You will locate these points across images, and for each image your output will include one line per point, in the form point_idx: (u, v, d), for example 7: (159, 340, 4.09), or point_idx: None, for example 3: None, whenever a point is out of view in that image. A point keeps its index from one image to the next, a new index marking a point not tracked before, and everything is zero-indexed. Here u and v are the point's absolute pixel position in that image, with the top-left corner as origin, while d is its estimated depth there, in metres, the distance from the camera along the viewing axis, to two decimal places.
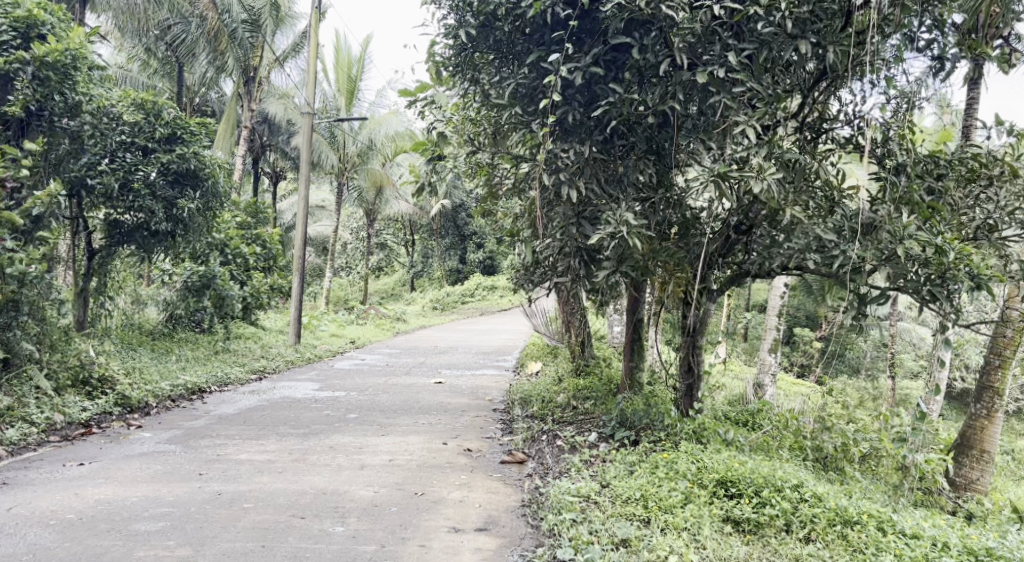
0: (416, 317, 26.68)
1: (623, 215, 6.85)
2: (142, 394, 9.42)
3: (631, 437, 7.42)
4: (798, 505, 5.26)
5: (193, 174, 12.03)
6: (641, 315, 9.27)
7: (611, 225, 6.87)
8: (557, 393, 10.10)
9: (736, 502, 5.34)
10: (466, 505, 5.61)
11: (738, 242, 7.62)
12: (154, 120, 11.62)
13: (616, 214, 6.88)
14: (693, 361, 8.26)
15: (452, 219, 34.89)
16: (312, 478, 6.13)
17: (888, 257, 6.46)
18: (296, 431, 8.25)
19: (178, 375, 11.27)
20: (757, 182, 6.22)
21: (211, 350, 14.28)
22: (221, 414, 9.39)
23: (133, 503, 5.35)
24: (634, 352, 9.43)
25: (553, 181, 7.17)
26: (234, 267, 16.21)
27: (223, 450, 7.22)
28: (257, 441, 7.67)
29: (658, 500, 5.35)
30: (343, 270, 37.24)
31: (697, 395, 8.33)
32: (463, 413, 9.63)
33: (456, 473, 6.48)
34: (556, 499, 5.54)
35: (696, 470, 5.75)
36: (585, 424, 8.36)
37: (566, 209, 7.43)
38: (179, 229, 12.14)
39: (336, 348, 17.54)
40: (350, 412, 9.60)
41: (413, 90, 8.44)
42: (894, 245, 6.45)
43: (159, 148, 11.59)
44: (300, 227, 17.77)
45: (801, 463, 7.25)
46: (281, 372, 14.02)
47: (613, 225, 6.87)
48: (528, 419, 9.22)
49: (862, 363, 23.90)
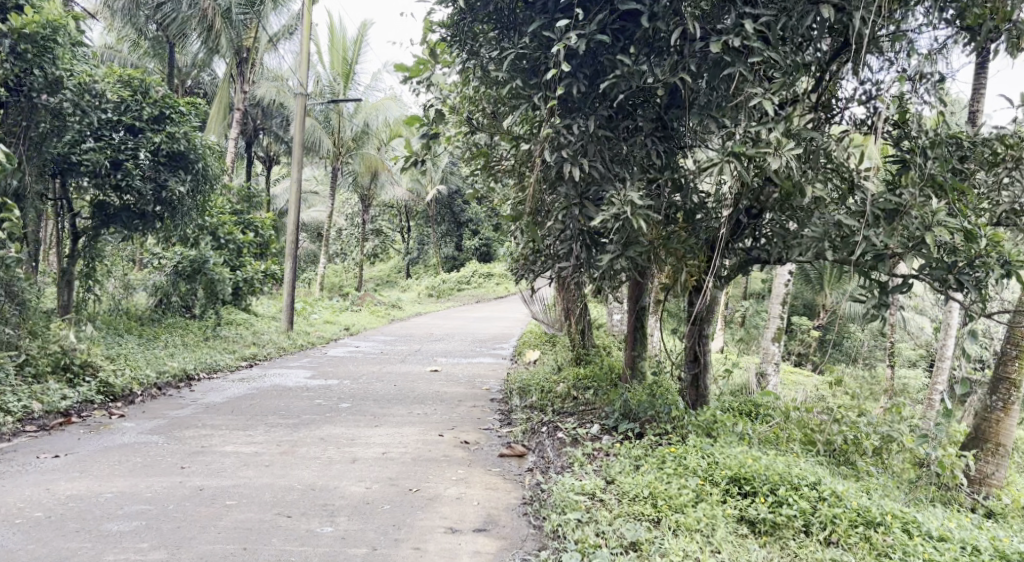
0: (411, 303, 26.34)
1: (628, 195, 6.57)
2: (126, 382, 9.07)
3: (635, 430, 7.12)
4: (817, 505, 4.92)
5: (182, 156, 11.61)
6: (644, 303, 8.97)
7: (614, 206, 6.56)
8: (557, 383, 9.78)
9: (750, 501, 5.01)
10: (463, 503, 5.29)
11: (748, 227, 7.38)
12: (141, 98, 11.21)
13: (621, 193, 6.58)
14: (699, 351, 7.98)
15: (448, 206, 34.48)
16: (300, 472, 5.81)
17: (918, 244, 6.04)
18: (286, 422, 7.92)
19: (166, 362, 10.92)
20: (774, 159, 5.96)
21: (201, 336, 13.93)
22: (210, 403, 9.06)
23: (107, 500, 5.02)
24: (637, 340, 9.09)
25: (554, 159, 6.84)
26: (226, 252, 15.86)
27: (208, 441, 6.88)
28: (244, 432, 7.34)
29: (667, 499, 5.03)
30: (338, 257, 36.89)
31: (704, 386, 8.08)
32: (460, 403, 9.31)
33: (453, 467, 6.15)
34: (560, 496, 5.21)
35: (707, 466, 5.44)
36: (586, 415, 8.07)
37: (569, 189, 7.02)
38: (168, 211, 11.75)
39: (330, 334, 17.21)
40: (342, 402, 9.28)
41: (409, 68, 8.06)
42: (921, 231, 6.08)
43: (148, 128, 11.19)
44: (294, 212, 17.36)
45: (812, 457, 6.94)
46: (272, 359, 13.70)
47: (617, 206, 6.56)
48: (527, 409, 8.92)
49: (862, 353, 23.63)
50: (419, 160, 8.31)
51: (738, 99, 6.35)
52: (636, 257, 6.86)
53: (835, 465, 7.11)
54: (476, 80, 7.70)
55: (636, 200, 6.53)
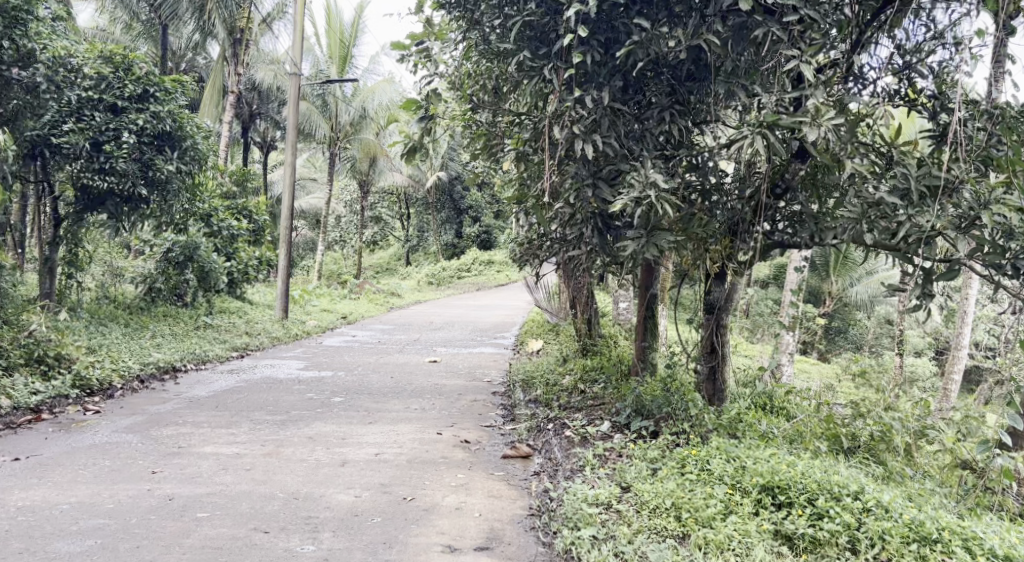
0: (410, 291, 25.80)
1: (648, 175, 6.02)
2: (104, 375, 8.53)
3: (649, 428, 6.59)
4: (862, 519, 4.37)
5: (169, 134, 11.04)
6: (656, 291, 8.41)
7: (634, 189, 6.00)
8: (562, 376, 9.25)
9: (786, 513, 4.50)
10: (464, 516, 4.74)
11: (771, 209, 6.92)
12: (124, 75, 10.58)
13: (641, 172, 6.04)
14: (718, 342, 7.45)
15: (448, 193, 33.86)
16: (283, 477, 5.26)
17: (971, 224, 5.53)
18: (273, 419, 7.38)
19: (151, 352, 10.37)
20: (813, 129, 5.47)
21: (191, 325, 13.38)
22: (194, 397, 8.53)
23: (62, 514, 4.48)
24: (647, 331, 8.55)
25: (565, 135, 6.28)
26: (219, 239, 15.36)
27: (187, 441, 6.34)
28: (227, 430, 6.80)
29: (693, 511, 4.53)
30: (336, 245, 36.33)
31: (722, 379, 7.56)
32: (460, 397, 8.78)
33: (452, 472, 5.61)
34: (571, 508, 4.68)
35: (735, 472, 4.93)
36: (596, 410, 7.53)
37: (581, 168, 6.48)
38: (156, 193, 11.16)
39: (326, 323, 16.67)
40: (335, 396, 8.74)
41: (407, 42, 7.46)
42: (977, 210, 5.51)
43: (131, 107, 10.59)
44: (287, 198, 16.71)
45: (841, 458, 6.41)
46: (264, 349, 13.17)
47: (636, 188, 6.00)
48: (531, 405, 8.38)
49: (872, 344, 23.03)
50: (419, 143, 7.73)
51: (772, 62, 5.82)
52: (659, 244, 6.32)
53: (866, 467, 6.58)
54: (478, 51, 7.15)
55: (658, 181, 5.99)
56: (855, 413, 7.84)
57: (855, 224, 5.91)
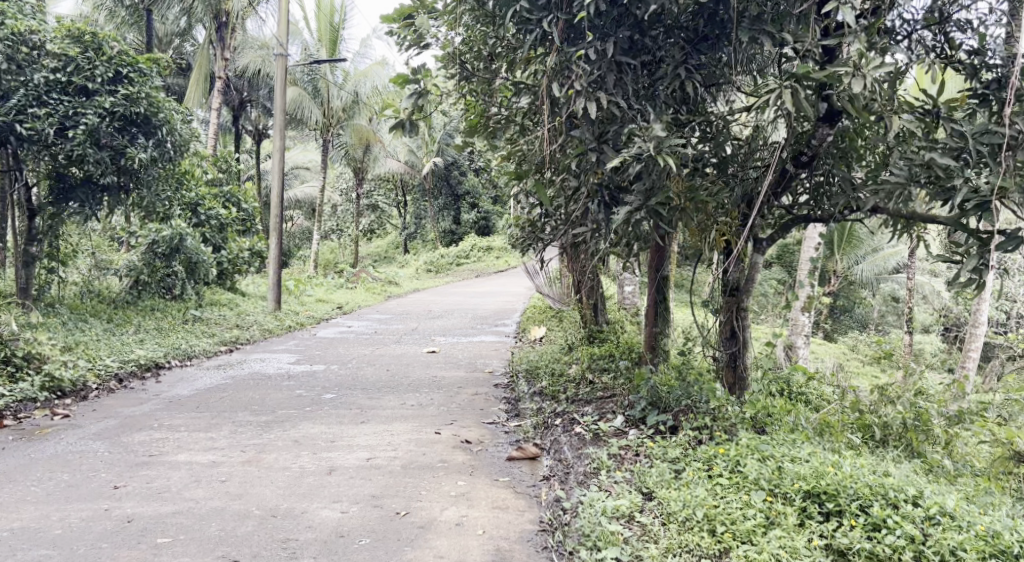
0: (408, 280, 25.09)
1: (655, 131, 5.67)
2: (77, 376, 7.94)
3: (668, 424, 5.99)
4: (926, 530, 3.90)
5: (145, 119, 10.46)
6: (666, 272, 7.82)
7: (638, 146, 5.68)
8: (568, 366, 8.68)
9: (838, 525, 4.03)
10: (465, 533, 4.26)
11: (793, 178, 6.51)
12: (93, 54, 9.95)
13: (648, 127, 5.70)
14: (738, 327, 6.85)
15: (445, 179, 33.14)
16: (260, 489, 4.74)
17: None
18: (257, 420, 6.80)
19: (132, 349, 9.77)
20: (855, 80, 5.21)
21: (180, 319, 12.78)
22: (174, 397, 7.95)
23: (1, 543, 3.98)
24: (659, 316, 7.96)
25: (566, 94, 6.00)
26: (207, 229, 14.76)
27: (159, 448, 5.77)
28: (204, 433, 6.24)
29: (729, 524, 4.11)
30: (332, 234, 35.61)
31: (743, 366, 6.96)
32: (460, 391, 8.22)
33: (450, 478, 5.07)
34: (589, 525, 4.24)
35: (773, 474, 4.45)
36: (607, 404, 6.93)
37: (586, 130, 6.16)
38: (127, 179, 10.59)
39: (320, 314, 16.06)
40: (326, 392, 8.16)
41: (395, 16, 6.80)
42: None
43: (102, 89, 9.98)
44: (277, 186, 16.03)
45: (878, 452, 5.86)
46: (255, 342, 12.57)
47: (641, 145, 5.66)
48: (537, 397, 7.80)
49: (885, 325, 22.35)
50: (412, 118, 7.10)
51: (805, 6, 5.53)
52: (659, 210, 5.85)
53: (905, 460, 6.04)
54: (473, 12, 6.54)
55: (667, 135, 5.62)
56: (885, 399, 7.27)
57: (900, 188, 5.53)
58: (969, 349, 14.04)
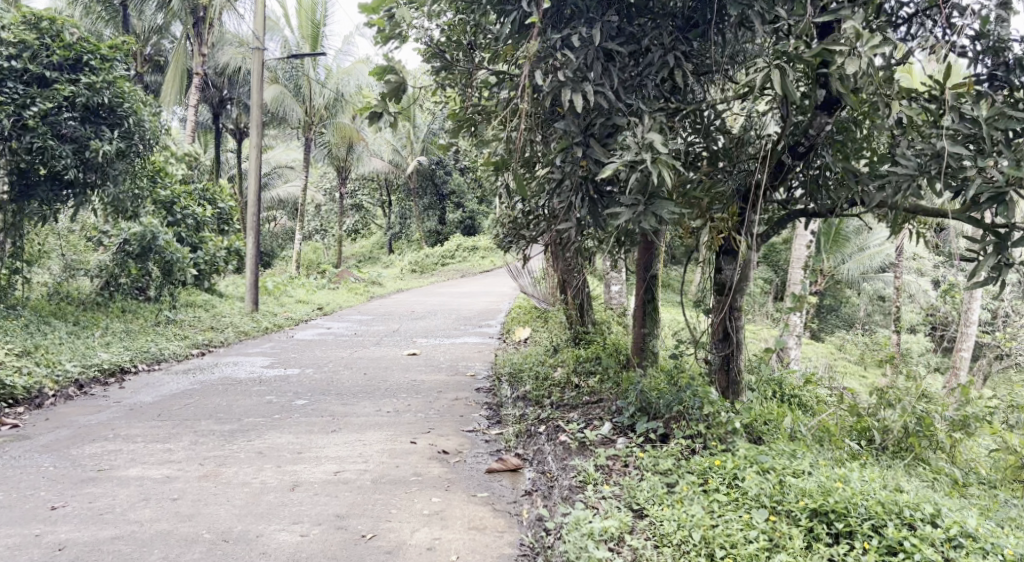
0: (391, 280, 24.67)
1: (648, 137, 5.30)
2: (33, 383, 7.52)
3: (659, 431, 5.62)
4: (946, 554, 3.66)
5: (109, 110, 10.05)
6: (655, 271, 7.46)
7: (630, 152, 5.29)
8: (553, 369, 8.29)
9: (851, 549, 3.77)
10: (437, 560, 4.02)
11: (791, 170, 6.16)
12: (51, 41, 9.55)
13: (640, 134, 5.33)
14: (731, 327, 6.49)
15: (430, 178, 32.67)
16: (214, 509, 4.44)
17: None
18: (220, 429, 6.39)
19: (97, 353, 9.33)
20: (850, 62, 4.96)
21: (152, 321, 12.33)
22: (137, 404, 7.52)
23: None
24: (647, 317, 7.60)
25: (547, 84, 5.64)
26: (183, 229, 14.30)
27: (111, 461, 5.35)
28: (162, 444, 5.84)
29: (730, 548, 3.83)
30: (315, 234, 35.08)
31: (737, 369, 6.59)
32: (439, 395, 7.85)
33: (424, 494, 4.74)
34: (575, 548, 3.95)
35: (774, 489, 4.19)
36: (593, 409, 6.54)
37: (572, 123, 5.75)
38: (94, 175, 10.12)
39: (300, 315, 15.61)
40: (298, 399, 7.74)
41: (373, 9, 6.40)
42: None
43: (61, 79, 9.59)
44: (255, 183, 15.55)
45: (879, 462, 5.53)
46: (230, 345, 12.11)
47: (632, 152, 5.28)
48: (519, 402, 7.42)
49: (875, 326, 22.04)
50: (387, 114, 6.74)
51: None
52: (657, 212, 5.47)
53: (908, 471, 5.71)
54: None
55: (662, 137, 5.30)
56: (883, 401, 6.94)
57: (908, 181, 5.27)
58: (962, 350, 13.85)
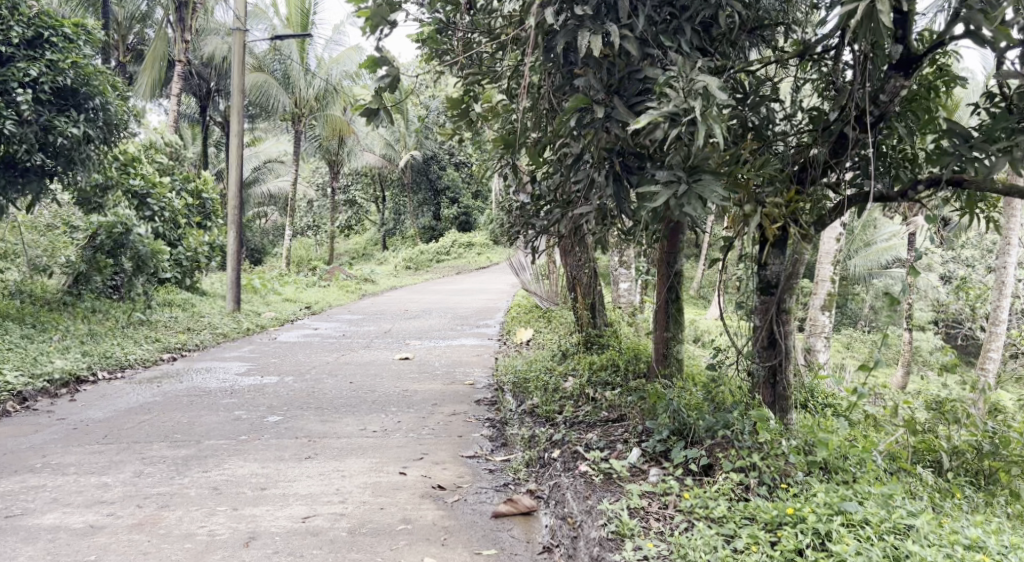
0: (385, 277, 23.59)
1: (697, 82, 4.27)
2: None
3: (702, 461, 4.59)
4: None
5: (72, 91, 9.01)
6: (681, 266, 6.44)
7: (672, 101, 4.28)
8: (563, 379, 7.26)
9: None
10: None
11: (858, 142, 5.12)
12: (8, 12, 8.47)
13: (685, 76, 4.32)
14: (780, 332, 5.45)
15: (424, 172, 31.50)
16: None
17: None
18: (174, 454, 5.39)
19: (50, 360, 8.27)
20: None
21: (123, 322, 11.25)
22: (83, 421, 6.51)
23: None
24: (671, 317, 6.57)
25: (559, 30, 4.62)
26: (160, 223, 13.20)
27: (30, 501, 4.40)
28: (96, 476, 4.81)
29: None
30: (308, 230, 33.96)
31: (787, 383, 5.54)
32: (434, 409, 6.86)
33: (415, 553, 3.93)
34: None
35: (882, 557, 3.56)
36: (614, 430, 5.54)
37: (595, 80, 4.72)
38: (56, 161, 9.07)
39: (286, 314, 14.54)
40: (270, 414, 6.70)
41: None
42: None
43: (20, 55, 8.52)
44: (237, 174, 14.39)
45: (961, 504, 4.63)
46: (205, 347, 11.04)
47: (676, 100, 4.26)
48: (526, 418, 6.42)
49: (885, 325, 21.04)
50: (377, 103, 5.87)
51: None
52: (700, 188, 4.43)
53: (993, 513, 4.77)
54: None
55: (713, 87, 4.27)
56: (944, 417, 6.00)
57: None
58: (990, 351, 12.74)
